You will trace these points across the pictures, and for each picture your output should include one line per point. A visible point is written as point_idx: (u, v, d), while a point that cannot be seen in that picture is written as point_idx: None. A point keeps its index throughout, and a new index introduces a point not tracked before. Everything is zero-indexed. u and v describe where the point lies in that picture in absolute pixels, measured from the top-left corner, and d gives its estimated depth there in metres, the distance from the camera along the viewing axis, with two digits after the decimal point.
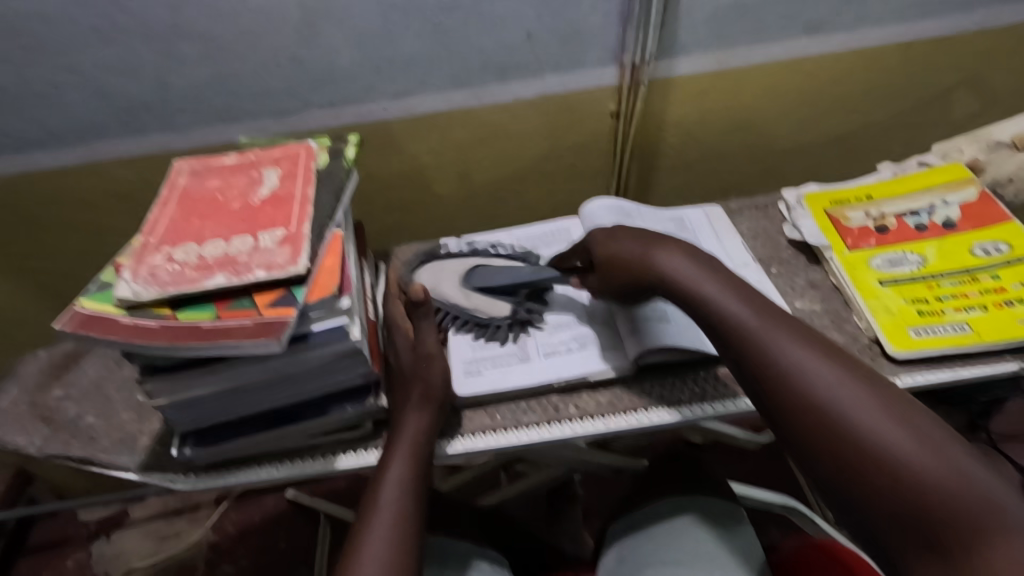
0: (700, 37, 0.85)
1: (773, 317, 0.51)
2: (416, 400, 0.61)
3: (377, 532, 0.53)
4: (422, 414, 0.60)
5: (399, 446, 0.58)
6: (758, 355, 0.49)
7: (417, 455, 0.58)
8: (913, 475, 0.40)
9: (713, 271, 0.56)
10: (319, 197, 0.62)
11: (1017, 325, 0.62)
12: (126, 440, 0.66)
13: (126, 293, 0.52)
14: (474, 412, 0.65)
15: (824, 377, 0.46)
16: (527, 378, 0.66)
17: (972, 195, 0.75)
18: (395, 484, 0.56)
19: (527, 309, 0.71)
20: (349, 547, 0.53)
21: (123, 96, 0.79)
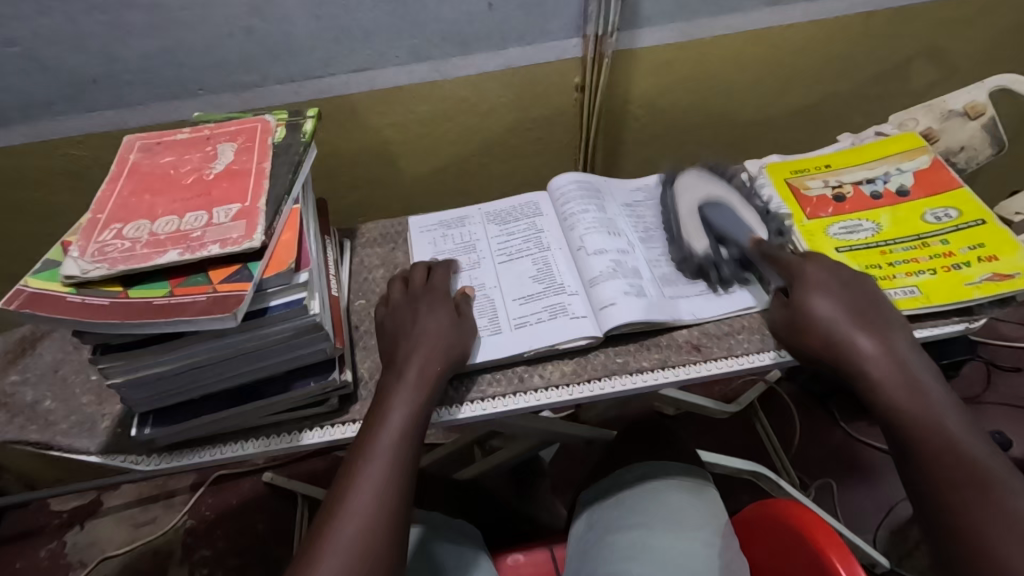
0: (663, 7, 0.85)
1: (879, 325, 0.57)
2: (419, 355, 0.60)
3: (376, 462, 0.53)
4: (427, 358, 0.60)
5: (400, 389, 0.58)
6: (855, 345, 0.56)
7: (418, 390, 0.58)
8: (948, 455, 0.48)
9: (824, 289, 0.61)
10: (276, 170, 0.61)
11: (964, 286, 0.64)
12: (86, 423, 0.65)
13: (74, 270, 0.50)
14: (463, 382, 0.65)
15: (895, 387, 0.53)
16: (505, 349, 0.66)
17: (924, 163, 0.77)
18: (399, 416, 0.56)
19: (725, 259, 0.71)
20: (346, 471, 0.54)
21: (70, 70, 0.76)
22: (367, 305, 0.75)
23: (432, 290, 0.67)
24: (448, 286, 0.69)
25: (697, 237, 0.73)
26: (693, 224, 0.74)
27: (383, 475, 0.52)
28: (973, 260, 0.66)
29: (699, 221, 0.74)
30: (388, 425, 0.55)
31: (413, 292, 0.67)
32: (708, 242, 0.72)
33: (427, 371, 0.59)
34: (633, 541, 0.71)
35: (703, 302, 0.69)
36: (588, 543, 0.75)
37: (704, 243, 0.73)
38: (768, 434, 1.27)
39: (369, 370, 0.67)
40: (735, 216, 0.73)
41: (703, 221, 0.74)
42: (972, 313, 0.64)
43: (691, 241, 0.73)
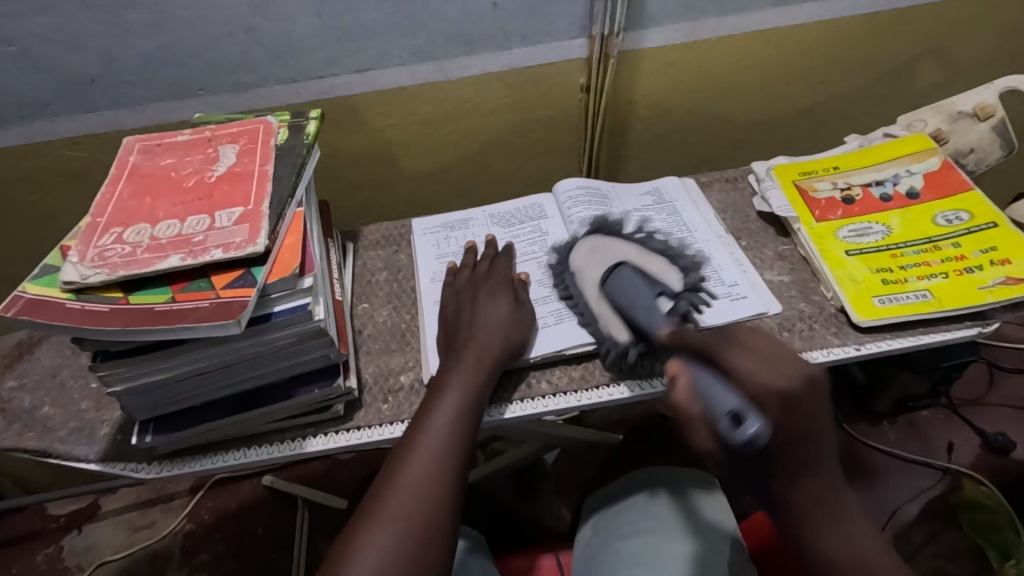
0: (668, 7, 0.84)
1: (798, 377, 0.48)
2: (479, 347, 0.60)
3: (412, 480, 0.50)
4: (489, 350, 0.59)
5: (439, 406, 0.55)
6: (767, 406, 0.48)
7: (472, 385, 0.57)
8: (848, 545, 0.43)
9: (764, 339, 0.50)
10: (279, 173, 0.60)
11: (977, 290, 0.63)
12: (85, 430, 0.64)
13: (73, 276, 0.49)
14: (509, 381, 0.64)
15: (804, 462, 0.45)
16: (544, 343, 0.65)
17: (934, 165, 0.76)
18: (449, 410, 0.55)
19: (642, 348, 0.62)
20: (376, 490, 0.51)
21: (68, 69, 0.75)
22: (370, 309, 0.73)
23: (492, 277, 0.67)
24: (507, 272, 0.69)
25: (618, 328, 0.64)
26: (607, 311, 0.65)
27: (427, 471, 0.51)
28: (986, 264, 0.65)
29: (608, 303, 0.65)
30: (437, 420, 0.54)
31: (472, 282, 0.67)
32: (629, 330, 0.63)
33: (485, 365, 0.58)
34: (636, 552, 0.69)
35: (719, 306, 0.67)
36: (593, 551, 0.74)
37: (625, 335, 0.63)
38: None
39: (374, 375, 0.66)
40: (639, 282, 0.63)
41: (614, 307, 0.64)
42: (986, 317, 0.63)
43: (614, 334, 0.64)
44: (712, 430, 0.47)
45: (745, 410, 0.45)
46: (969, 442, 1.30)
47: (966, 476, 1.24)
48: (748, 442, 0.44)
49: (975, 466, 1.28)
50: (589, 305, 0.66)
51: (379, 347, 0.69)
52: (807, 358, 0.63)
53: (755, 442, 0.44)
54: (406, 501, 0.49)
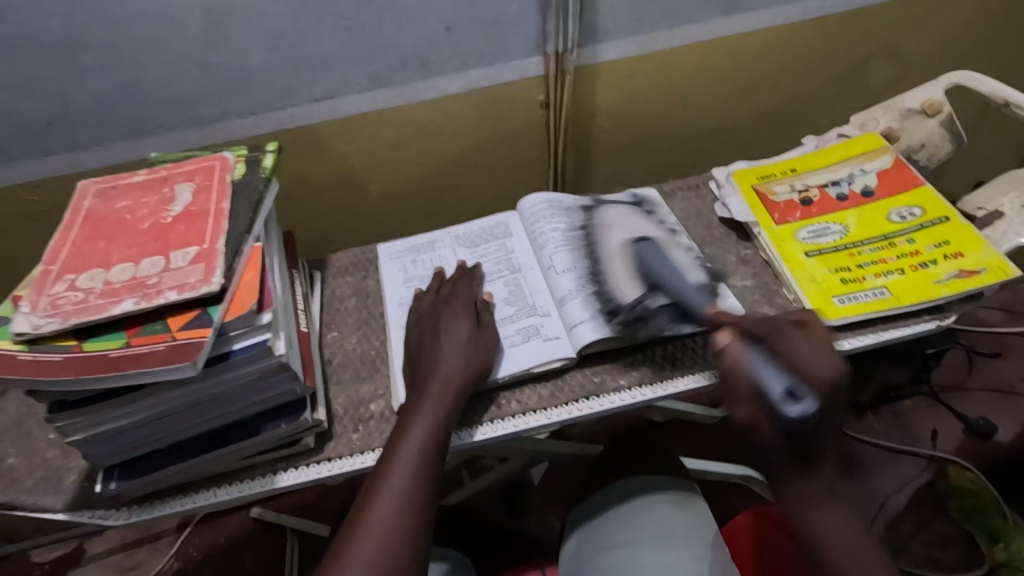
0: (620, 21, 0.85)
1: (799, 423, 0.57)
2: (441, 374, 0.60)
3: (372, 525, 0.50)
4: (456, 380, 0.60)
5: (403, 445, 0.55)
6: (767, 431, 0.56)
7: (436, 420, 0.57)
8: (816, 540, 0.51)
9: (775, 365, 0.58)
10: (236, 209, 0.60)
11: (932, 285, 0.64)
12: (51, 479, 0.63)
13: (24, 326, 0.49)
14: (478, 404, 0.64)
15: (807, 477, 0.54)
16: (510, 365, 0.65)
17: (886, 163, 0.78)
18: (412, 449, 0.55)
19: (645, 307, 0.67)
20: (341, 535, 0.51)
21: (22, 115, 0.74)
22: (339, 338, 0.73)
23: (455, 299, 0.68)
24: (471, 293, 0.69)
25: (628, 284, 0.70)
26: (621, 267, 0.72)
27: (391, 516, 0.51)
28: (940, 258, 0.66)
29: (631, 266, 0.72)
30: (400, 462, 0.54)
31: (441, 303, 0.68)
32: (637, 291, 0.69)
33: (447, 400, 0.58)
34: (622, 561, 0.69)
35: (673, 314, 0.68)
36: (577, 565, 0.73)
37: (636, 291, 0.69)
38: None
39: (344, 405, 0.66)
40: (665, 259, 0.72)
41: (631, 264, 0.72)
42: (943, 311, 0.64)
43: (619, 288, 0.70)
44: (760, 392, 0.53)
45: (802, 391, 0.53)
46: (952, 429, 1.32)
47: (952, 463, 1.25)
48: (795, 415, 0.51)
49: (960, 452, 1.29)
50: (604, 260, 0.74)
51: (349, 376, 0.69)
52: None
53: (804, 416, 0.51)
54: (369, 549, 0.49)
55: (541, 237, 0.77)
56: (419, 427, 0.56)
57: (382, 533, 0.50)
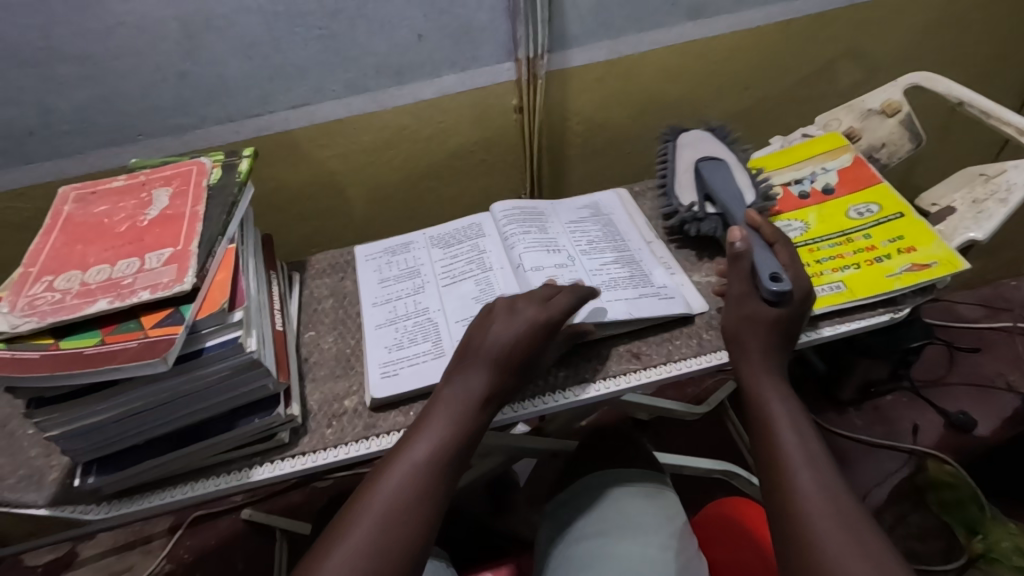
0: (589, 28, 0.88)
1: (800, 427, 0.56)
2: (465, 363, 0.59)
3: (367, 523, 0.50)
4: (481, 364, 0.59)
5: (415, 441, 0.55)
6: (768, 434, 0.56)
7: (453, 417, 0.56)
8: (818, 545, 0.48)
9: (766, 363, 0.61)
10: (210, 212, 0.62)
11: (885, 279, 0.67)
12: (34, 476, 0.65)
13: (2, 326, 0.51)
14: None
15: (805, 476, 0.52)
16: None
17: (847, 161, 0.80)
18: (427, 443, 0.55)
19: (695, 213, 0.77)
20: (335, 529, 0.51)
21: (5, 124, 0.76)
22: (317, 336, 0.75)
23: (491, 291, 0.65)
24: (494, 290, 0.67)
25: (687, 192, 0.79)
26: (686, 180, 0.79)
27: (384, 516, 0.50)
28: (894, 253, 0.69)
29: (694, 176, 0.79)
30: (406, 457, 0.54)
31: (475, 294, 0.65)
32: (695, 197, 0.78)
33: (463, 397, 0.57)
34: (590, 552, 0.71)
35: (646, 303, 0.70)
36: (548, 557, 0.75)
37: (693, 200, 0.78)
38: (739, 433, 1.32)
39: (320, 402, 0.68)
40: (728, 175, 0.76)
41: (700, 179, 0.78)
42: (896, 304, 0.67)
43: (680, 195, 0.79)
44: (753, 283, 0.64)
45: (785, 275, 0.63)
46: (932, 423, 1.34)
47: (931, 457, 1.27)
48: (773, 293, 0.62)
49: (940, 446, 1.31)
50: (672, 169, 0.80)
51: (325, 373, 0.71)
52: (716, 358, 0.67)
53: (778, 297, 0.62)
54: (373, 531, 0.49)
55: (511, 237, 0.79)
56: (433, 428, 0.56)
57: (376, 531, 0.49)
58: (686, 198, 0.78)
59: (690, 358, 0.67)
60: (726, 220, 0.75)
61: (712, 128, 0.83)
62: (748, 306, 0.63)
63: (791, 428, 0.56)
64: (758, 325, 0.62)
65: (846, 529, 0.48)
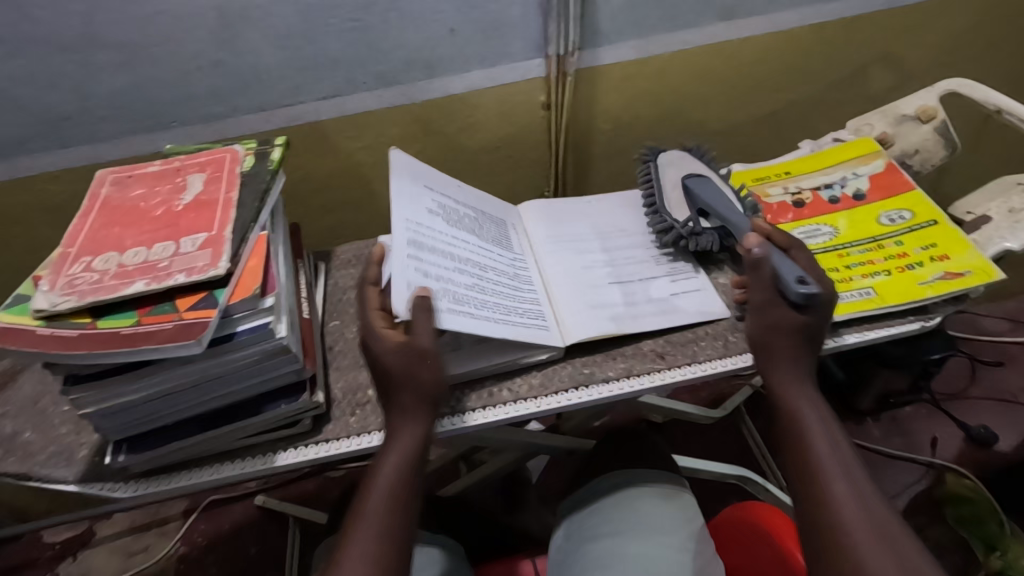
0: (620, 26, 0.87)
1: (833, 435, 0.56)
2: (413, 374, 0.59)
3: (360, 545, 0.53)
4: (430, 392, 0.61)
5: (388, 460, 0.57)
6: (800, 443, 0.56)
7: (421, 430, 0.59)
8: (856, 556, 0.47)
9: (798, 372, 0.60)
10: (243, 199, 0.63)
11: (917, 286, 0.66)
12: (64, 453, 0.66)
13: (43, 304, 0.52)
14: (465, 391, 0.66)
15: (841, 488, 0.51)
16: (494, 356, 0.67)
17: (879, 167, 0.79)
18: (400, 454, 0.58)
19: (693, 229, 0.75)
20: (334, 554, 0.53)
21: (44, 108, 0.78)
22: (341, 326, 0.76)
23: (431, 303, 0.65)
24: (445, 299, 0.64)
25: (678, 209, 0.78)
26: (675, 196, 0.78)
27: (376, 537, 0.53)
28: (926, 260, 0.68)
29: (683, 192, 0.78)
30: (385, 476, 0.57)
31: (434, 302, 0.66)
32: (688, 214, 0.77)
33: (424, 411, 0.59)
34: (606, 550, 0.71)
35: (651, 318, 0.70)
36: (564, 553, 0.75)
37: (686, 215, 0.77)
38: (754, 438, 1.30)
39: (344, 390, 0.69)
40: (717, 188, 0.76)
41: (689, 195, 0.77)
42: (929, 312, 0.65)
43: (672, 213, 0.78)
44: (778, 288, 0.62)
45: (810, 279, 0.62)
46: (952, 437, 1.32)
47: (950, 471, 1.25)
48: (804, 297, 0.60)
49: (959, 460, 1.29)
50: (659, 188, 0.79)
51: (348, 362, 0.71)
52: (736, 362, 0.67)
53: (808, 298, 0.60)
54: (368, 537, 0.53)
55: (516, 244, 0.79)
56: (401, 446, 0.58)
57: (371, 552, 0.52)
58: (680, 214, 0.77)
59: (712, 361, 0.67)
60: (724, 233, 0.75)
61: (688, 147, 0.83)
62: (773, 312, 0.62)
63: (824, 436, 0.56)
64: (785, 332, 0.61)
65: (883, 539, 0.48)
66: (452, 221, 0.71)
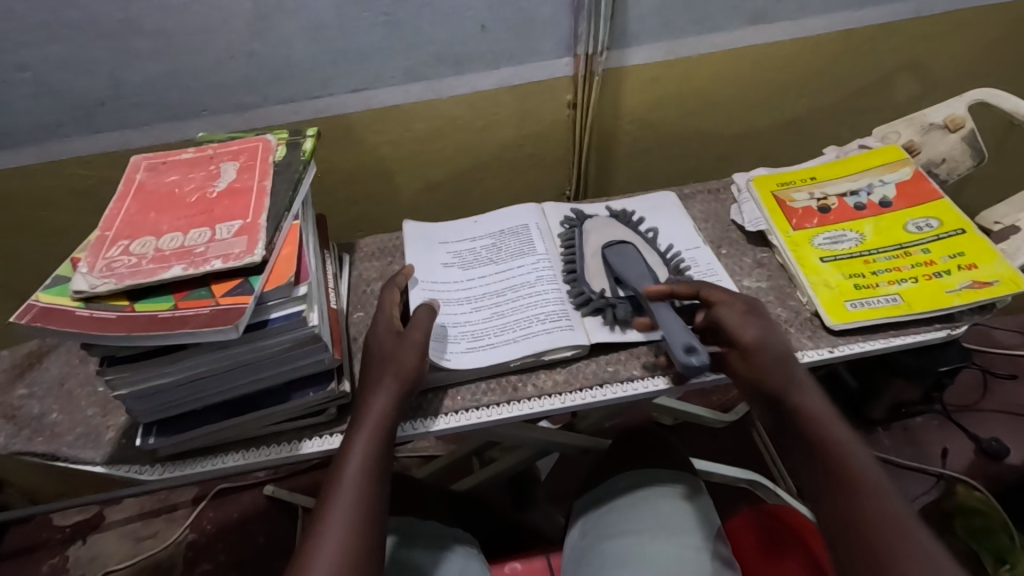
0: (649, 27, 0.88)
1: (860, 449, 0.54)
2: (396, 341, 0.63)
3: (343, 498, 0.55)
4: (389, 389, 0.61)
5: (366, 416, 0.59)
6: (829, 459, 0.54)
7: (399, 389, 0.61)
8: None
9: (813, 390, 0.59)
10: (276, 188, 0.64)
11: (944, 294, 0.66)
12: (91, 434, 0.67)
13: (83, 285, 0.53)
14: (492, 381, 0.68)
15: (878, 508, 0.50)
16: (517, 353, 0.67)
17: (906, 175, 0.79)
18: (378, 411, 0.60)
19: (609, 303, 0.70)
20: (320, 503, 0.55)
21: (77, 94, 0.79)
22: (365, 318, 0.77)
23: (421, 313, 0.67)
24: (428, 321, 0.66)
25: (596, 277, 0.73)
26: (591, 265, 0.74)
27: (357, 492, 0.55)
28: (953, 269, 0.68)
29: (602, 262, 0.73)
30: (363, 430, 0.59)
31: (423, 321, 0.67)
32: (605, 284, 0.72)
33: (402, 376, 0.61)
34: (624, 549, 0.72)
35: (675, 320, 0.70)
36: (580, 550, 0.76)
37: (603, 285, 0.72)
38: (765, 443, 1.30)
39: None
40: (635, 256, 0.71)
41: (606, 264, 0.73)
42: (954, 320, 0.66)
43: (590, 281, 0.73)
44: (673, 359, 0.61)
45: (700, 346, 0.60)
46: (963, 449, 1.32)
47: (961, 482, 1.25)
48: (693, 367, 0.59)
49: (970, 472, 1.29)
50: (576, 255, 0.75)
51: None
52: None
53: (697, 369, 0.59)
54: (350, 491, 0.55)
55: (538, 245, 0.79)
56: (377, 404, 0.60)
57: (353, 504, 0.54)
58: (596, 285, 0.72)
59: None
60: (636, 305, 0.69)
61: (617, 212, 0.80)
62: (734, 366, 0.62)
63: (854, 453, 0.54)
64: (787, 366, 0.60)
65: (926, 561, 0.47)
66: (469, 267, 0.79)
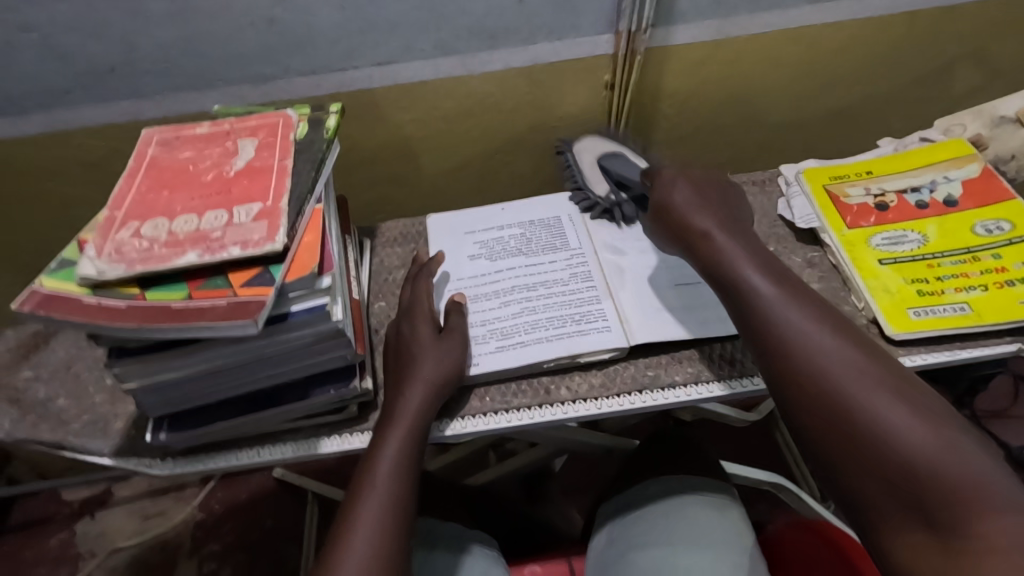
0: (699, 3, 0.81)
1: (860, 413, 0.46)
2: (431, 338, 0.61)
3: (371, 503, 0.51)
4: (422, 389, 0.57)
5: (395, 419, 0.56)
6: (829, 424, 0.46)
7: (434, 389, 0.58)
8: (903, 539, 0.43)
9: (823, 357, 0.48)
10: (298, 168, 0.59)
11: (1018, 305, 0.61)
12: (99, 423, 0.63)
13: (90, 271, 0.48)
14: (523, 383, 0.64)
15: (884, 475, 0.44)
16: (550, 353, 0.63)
17: (974, 172, 0.73)
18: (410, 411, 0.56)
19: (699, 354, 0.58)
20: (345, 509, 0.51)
21: (87, 59, 0.74)
22: (387, 309, 0.72)
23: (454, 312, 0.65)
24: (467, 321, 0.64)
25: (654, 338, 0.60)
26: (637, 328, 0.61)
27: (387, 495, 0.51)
28: None
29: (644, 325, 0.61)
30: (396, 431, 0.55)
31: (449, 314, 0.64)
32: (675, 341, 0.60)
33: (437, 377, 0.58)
34: (653, 560, 0.68)
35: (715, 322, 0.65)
36: (607, 559, 0.72)
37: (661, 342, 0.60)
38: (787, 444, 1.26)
39: None
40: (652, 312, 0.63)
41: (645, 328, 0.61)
42: None
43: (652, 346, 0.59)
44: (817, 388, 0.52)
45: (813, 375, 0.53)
46: None
47: None
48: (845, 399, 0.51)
49: None
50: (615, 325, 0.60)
51: None
52: None
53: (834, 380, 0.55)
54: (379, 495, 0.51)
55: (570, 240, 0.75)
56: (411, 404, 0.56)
57: (382, 510, 0.51)
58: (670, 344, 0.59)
59: (771, 373, 0.62)
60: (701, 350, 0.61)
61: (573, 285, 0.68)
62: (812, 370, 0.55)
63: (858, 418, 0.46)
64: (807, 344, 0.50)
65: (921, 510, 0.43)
66: (496, 258, 0.74)
